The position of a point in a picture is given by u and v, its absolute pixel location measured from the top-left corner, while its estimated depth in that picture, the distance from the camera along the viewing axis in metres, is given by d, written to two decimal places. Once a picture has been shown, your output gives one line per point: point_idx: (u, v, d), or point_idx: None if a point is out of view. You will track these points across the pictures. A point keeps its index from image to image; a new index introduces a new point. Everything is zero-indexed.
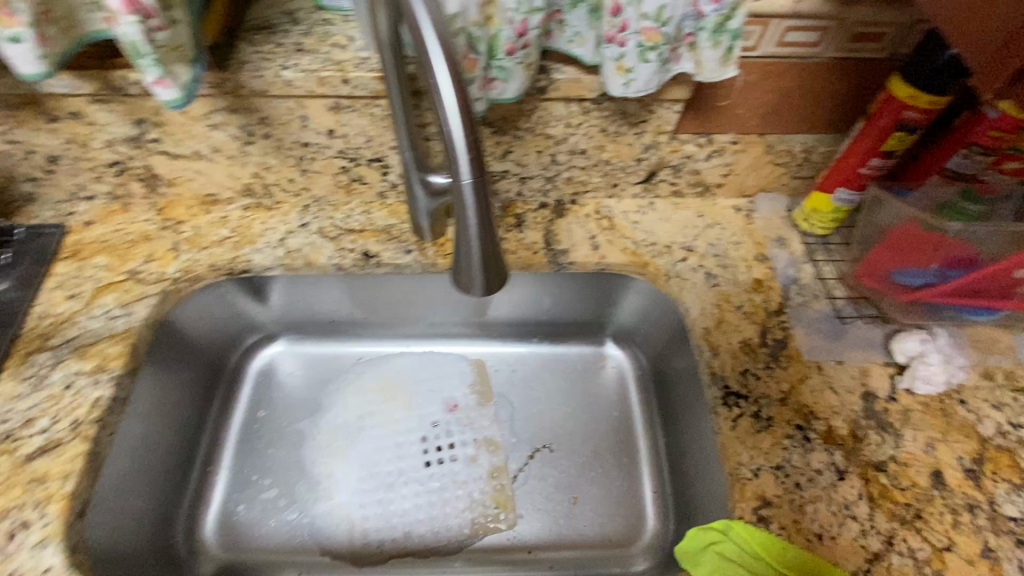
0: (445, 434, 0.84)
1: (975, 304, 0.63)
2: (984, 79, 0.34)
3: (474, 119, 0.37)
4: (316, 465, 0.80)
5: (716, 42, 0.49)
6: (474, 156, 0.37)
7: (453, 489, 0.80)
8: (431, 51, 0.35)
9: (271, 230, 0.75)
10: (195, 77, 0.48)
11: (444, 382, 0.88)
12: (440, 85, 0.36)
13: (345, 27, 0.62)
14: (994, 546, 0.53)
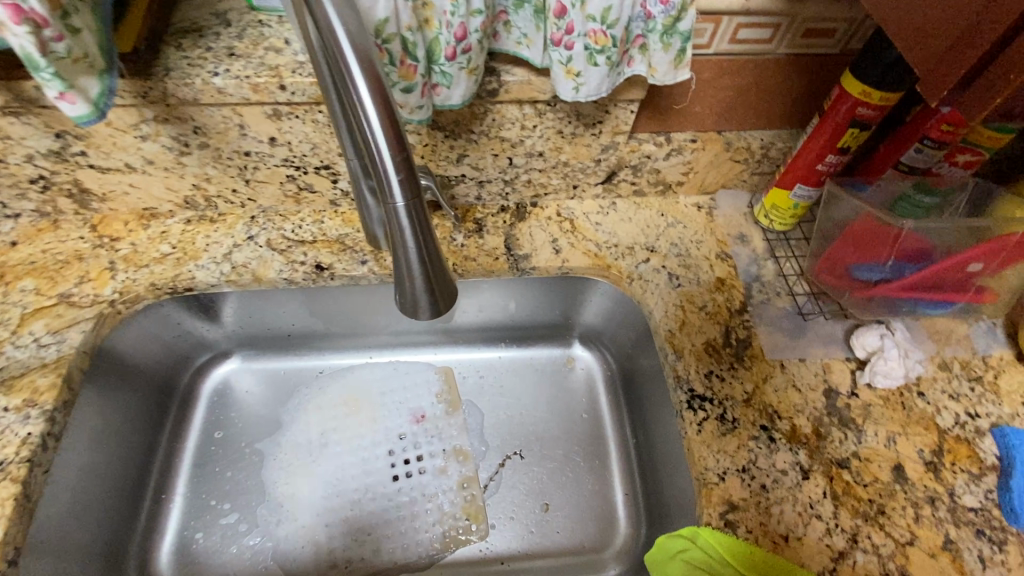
0: (412, 446, 0.81)
1: (932, 299, 0.62)
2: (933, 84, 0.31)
3: (404, 137, 0.35)
4: (277, 486, 0.77)
5: (666, 44, 0.48)
6: (406, 178, 0.36)
7: (421, 502, 0.78)
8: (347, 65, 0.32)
9: (216, 244, 0.71)
10: (108, 88, 0.46)
11: (410, 392, 0.85)
12: (361, 103, 0.33)
13: (281, 30, 0.58)
14: (954, 537, 0.54)
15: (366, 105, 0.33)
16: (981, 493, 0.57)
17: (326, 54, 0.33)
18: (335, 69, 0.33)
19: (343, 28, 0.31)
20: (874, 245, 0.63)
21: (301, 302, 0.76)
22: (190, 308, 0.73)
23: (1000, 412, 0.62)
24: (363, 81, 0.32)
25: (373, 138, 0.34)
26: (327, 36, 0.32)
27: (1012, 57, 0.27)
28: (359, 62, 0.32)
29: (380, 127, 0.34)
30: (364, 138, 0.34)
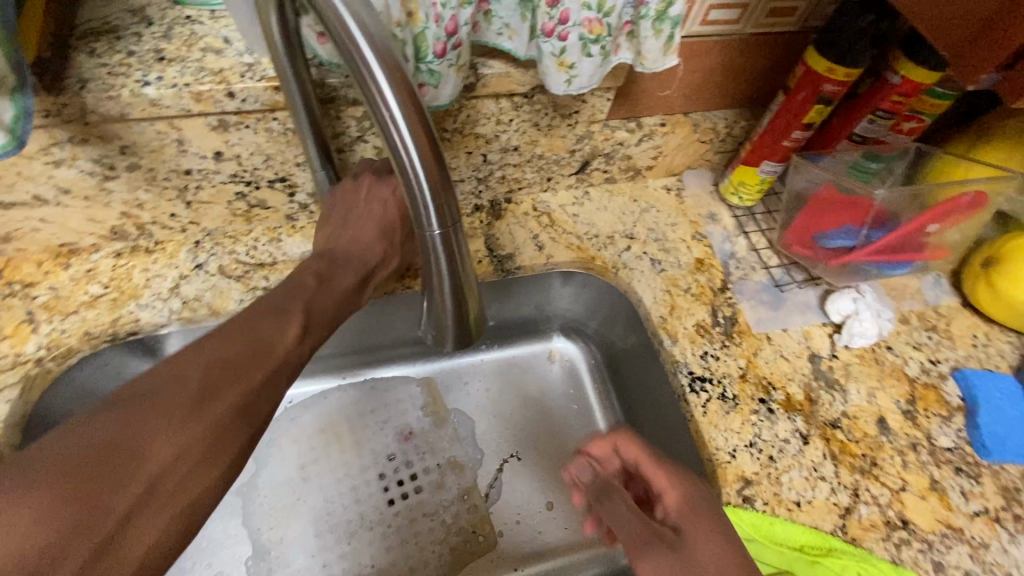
0: (405, 464, 0.76)
1: (895, 260, 0.67)
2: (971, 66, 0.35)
3: (439, 155, 0.35)
4: (264, 532, 0.70)
5: (657, 31, 0.46)
6: (442, 197, 0.35)
7: (425, 521, 0.74)
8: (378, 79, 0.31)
9: (158, 278, 0.62)
10: (24, 107, 0.43)
11: (394, 409, 0.79)
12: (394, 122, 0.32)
13: (215, 26, 0.51)
14: (938, 477, 0.60)
15: (398, 122, 0.33)
16: (953, 433, 0.63)
17: (350, 68, 0.32)
18: (362, 84, 0.32)
19: (367, 40, 0.31)
20: (834, 213, 0.67)
21: None
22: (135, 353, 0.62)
23: (956, 355, 0.68)
24: (394, 96, 0.32)
25: (408, 156, 0.34)
26: (351, 50, 0.31)
27: None
28: (388, 76, 0.32)
29: (415, 145, 0.33)
30: (395, 156, 0.34)
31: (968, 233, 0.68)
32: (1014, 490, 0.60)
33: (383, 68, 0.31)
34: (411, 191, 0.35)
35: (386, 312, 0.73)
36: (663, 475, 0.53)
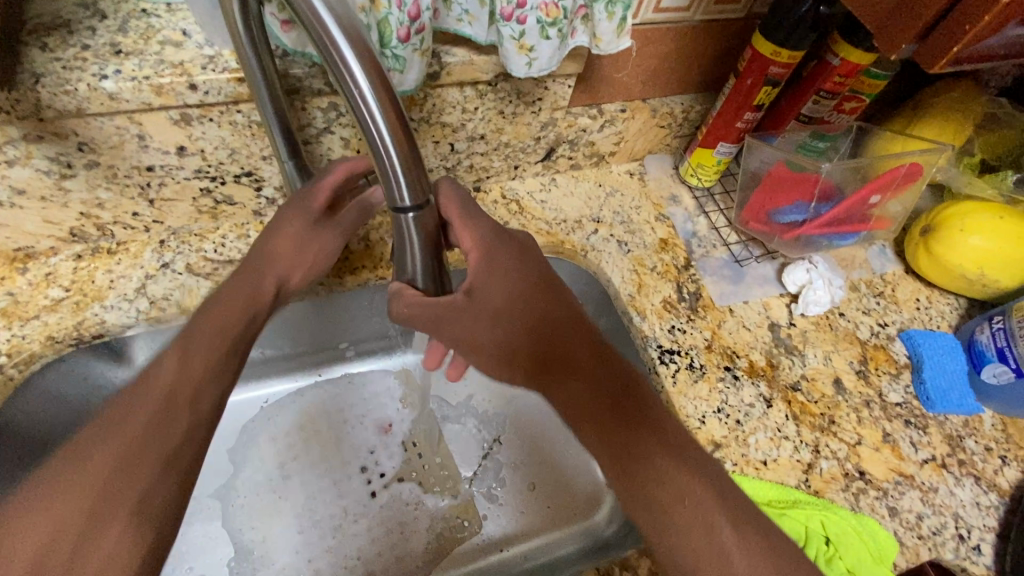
0: (386, 455, 0.76)
1: (842, 231, 0.71)
2: (890, 39, 0.38)
3: (408, 132, 0.37)
4: (247, 531, 0.69)
5: (610, 14, 0.49)
6: (413, 175, 0.38)
7: (409, 510, 0.74)
8: (348, 59, 0.32)
9: (123, 279, 0.61)
10: None
11: (372, 403, 0.78)
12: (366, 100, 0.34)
13: (173, 19, 0.51)
14: (890, 430, 0.65)
15: (369, 102, 0.34)
16: (902, 389, 0.68)
17: (318, 49, 0.33)
18: (331, 64, 0.33)
19: (336, 21, 0.32)
20: (786, 190, 0.70)
21: None
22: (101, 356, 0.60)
23: (901, 318, 0.73)
24: (364, 77, 0.33)
25: (379, 137, 0.36)
26: (320, 31, 0.32)
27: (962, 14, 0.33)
28: (357, 55, 0.33)
29: (386, 125, 0.35)
30: (367, 134, 0.36)
31: (908, 205, 0.72)
32: (957, 437, 0.66)
33: (351, 47, 0.32)
34: (383, 169, 0.38)
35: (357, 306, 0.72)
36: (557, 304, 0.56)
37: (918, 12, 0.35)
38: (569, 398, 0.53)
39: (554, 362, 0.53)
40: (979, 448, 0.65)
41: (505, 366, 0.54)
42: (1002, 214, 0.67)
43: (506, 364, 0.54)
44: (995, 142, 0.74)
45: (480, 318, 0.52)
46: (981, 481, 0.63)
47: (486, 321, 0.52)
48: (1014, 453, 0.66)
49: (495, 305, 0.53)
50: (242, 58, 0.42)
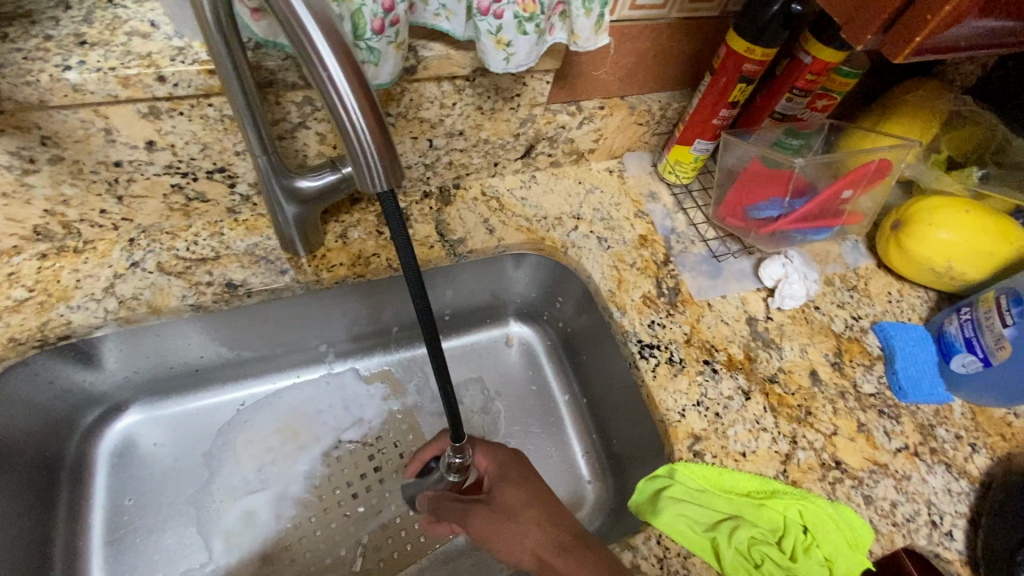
0: (369, 455, 0.74)
1: (817, 225, 0.72)
2: (858, 30, 0.38)
3: (380, 117, 0.36)
4: (222, 536, 0.67)
5: (587, 10, 0.49)
6: (387, 161, 0.38)
7: (392, 510, 0.72)
8: (315, 37, 0.33)
9: (90, 279, 0.59)
10: None
11: (354, 406, 0.77)
12: (336, 81, 0.34)
13: (141, 10, 0.50)
14: (865, 420, 0.66)
15: (338, 84, 0.34)
16: (876, 380, 0.69)
17: (288, 34, 0.33)
18: (300, 48, 0.33)
19: (304, 4, 0.32)
20: (761, 186, 0.71)
21: (208, 329, 0.64)
22: (69, 360, 0.59)
23: (874, 311, 0.75)
24: (334, 62, 0.33)
25: (350, 120, 0.35)
26: (288, 15, 0.33)
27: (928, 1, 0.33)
28: (325, 36, 0.33)
29: (356, 107, 0.35)
30: (337, 119, 0.36)
31: (879, 200, 0.74)
32: (928, 426, 0.67)
33: (319, 27, 0.33)
34: (356, 156, 0.37)
35: (337, 307, 0.70)
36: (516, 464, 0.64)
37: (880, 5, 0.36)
38: (559, 547, 0.56)
39: (569, 544, 0.56)
40: (949, 436, 0.67)
41: (516, 539, 0.58)
42: (967, 210, 0.68)
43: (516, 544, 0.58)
44: (961, 140, 0.77)
45: (497, 513, 0.60)
46: (952, 468, 0.65)
47: (509, 524, 0.59)
48: (984, 440, 0.67)
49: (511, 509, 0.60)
50: (213, 52, 0.42)
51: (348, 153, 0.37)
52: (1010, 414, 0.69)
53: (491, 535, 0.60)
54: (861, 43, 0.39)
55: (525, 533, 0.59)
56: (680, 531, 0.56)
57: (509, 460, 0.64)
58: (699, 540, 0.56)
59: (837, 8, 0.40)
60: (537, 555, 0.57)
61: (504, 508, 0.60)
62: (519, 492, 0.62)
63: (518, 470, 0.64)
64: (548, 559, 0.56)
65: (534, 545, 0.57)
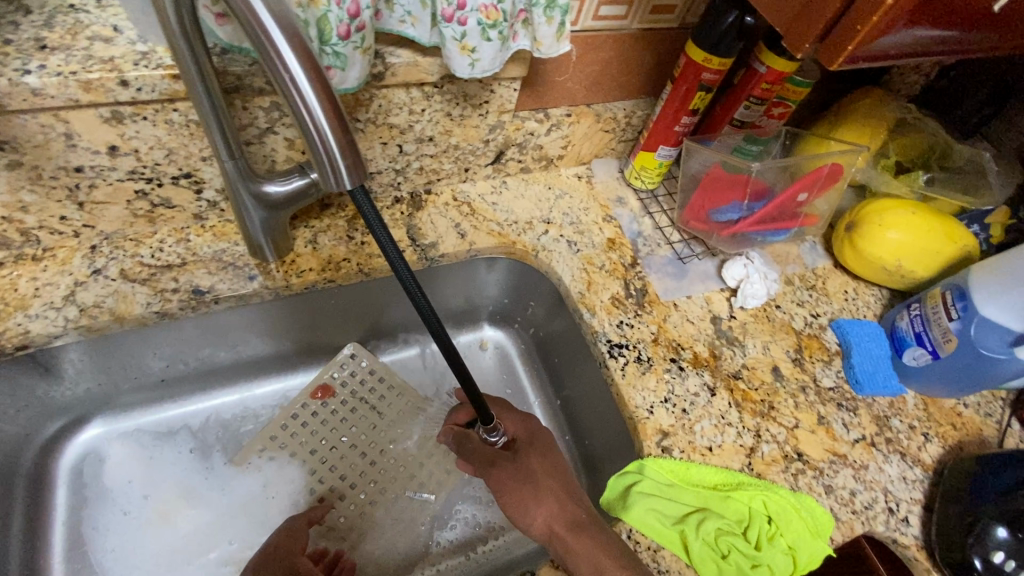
0: (351, 455, 0.73)
1: (776, 227, 0.75)
2: (798, 38, 0.41)
3: (341, 117, 0.37)
4: (196, 546, 0.66)
5: (549, 18, 0.50)
6: (351, 160, 0.38)
7: (366, 518, 0.71)
8: (275, 35, 0.33)
9: (49, 287, 0.57)
10: None
11: (332, 406, 0.74)
12: (299, 81, 0.34)
13: (104, 15, 0.50)
14: (824, 413, 0.69)
15: (300, 83, 0.35)
16: (834, 374, 0.72)
17: (250, 38, 0.34)
18: (262, 51, 0.34)
19: (265, 6, 0.33)
20: (722, 191, 0.74)
21: (173, 337, 0.64)
22: (29, 370, 0.58)
23: (832, 309, 0.78)
24: (295, 61, 0.34)
25: (314, 120, 0.36)
26: (249, 18, 0.33)
27: (861, 8, 0.36)
28: (286, 38, 0.34)
29: (319, 108, 0.36)
30: (299, 120, 0.36)
31: (832, 203, 0.77)
32: (884, 417, 0.70)
33: (279, 27, 0.33)
34: (320, 156, 0.38)
35: (313, 308, 0.69)
36: (538, 438, 0.65)
37: (818, 16, 0.38)
38: (573, 523, 0.57)
39: (584, 520, 0.57)
40: (904, 426, 0.70)
41: (530, 504, 0.59)
42: (911, 209, 0.72)
43: (532, 505, 0.59)
44: (907, 145, 0.81)
45: (523, 476, 0.61)
46: (907, 457, 0.68)
47: (528, 487, 0.60)
48: (936, 430, 0.71)
49: (535, 473, 0.61)
50: (178, 58, 0.42)
51: (313, 152, 0.38)
52: (959, 404, 0.73)
53: (510, 497, 0.60)
54: (803, 51, 0.41)
55: (545, 498, 0.59)
56: (649, 525, 0.57)
57: (537, 430, 0.66)
58: (668, 533, 0.57)
59: (778, 16, 0.42)
60: (550, 525, 0.58)
61: (529, 473, 0.61)
62: (542, 462, 0.63)
63: (543, 439, 0.66)
64: (560, 531, 0.56)
65: (548, 515, 0.58)
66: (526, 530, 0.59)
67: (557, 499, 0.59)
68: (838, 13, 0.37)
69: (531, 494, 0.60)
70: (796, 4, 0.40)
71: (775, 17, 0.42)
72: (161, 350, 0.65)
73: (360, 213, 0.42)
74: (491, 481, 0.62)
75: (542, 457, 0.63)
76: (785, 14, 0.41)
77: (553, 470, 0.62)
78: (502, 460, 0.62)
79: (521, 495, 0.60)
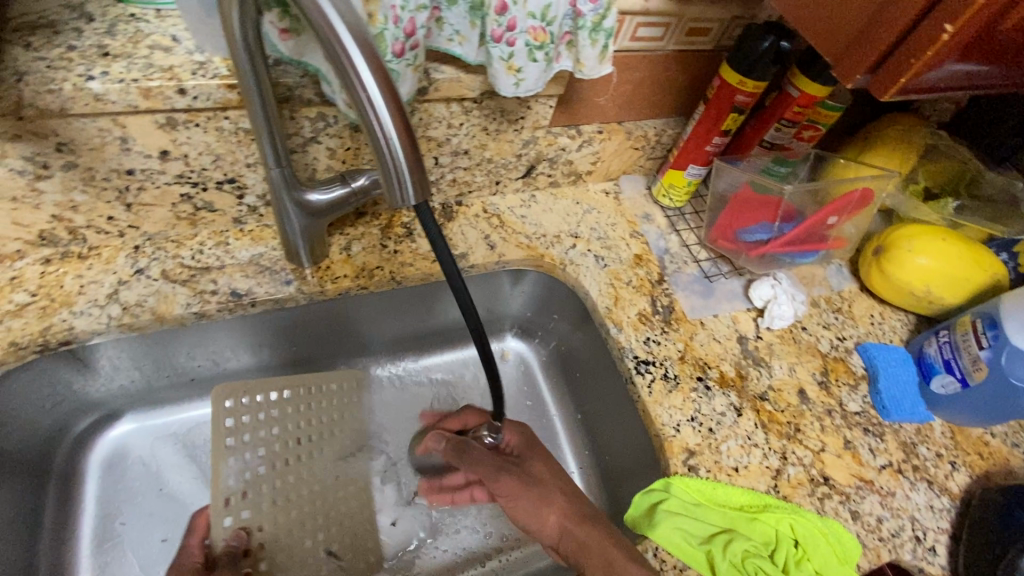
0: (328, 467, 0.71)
1: (803, 249, 0.75)
2: (848, 67, 0.41)
3: (412, 134, 0.38)
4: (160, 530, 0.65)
5: (594, 41, 0.52)
6: (416, 176, 0.39)
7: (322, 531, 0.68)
8: (352, 51, 0.34)
9: (93, 285, 0.59)
10: None
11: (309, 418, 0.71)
12: (375, 99, 0.35)
13: (163, 25, 0.52)
14: (850, 437, 0.68)
15: (375, 101, 0.35)
16: (860, 399, 0.72)
17: (328, 55, 0.34)
18: (340, 69, 0.35)
19: (345, 25, 0.33)
20: (751, 211, 0.74)
21: (206, 337, 0.64)
22: (70, 364, 0.59)
23: (858, 333, 0.78)
24: (372, 79, 0.35)
25: (385, 137, 0.37)
26: (329, 35, 0.34)
27: (918, 38, 0.36)
28: (363, 56, 0.34)
29: (392, 125, 0.36)
30: (371, 136, 0.37)
31: (861, 226, 0.77)
32: (911, 444, 0.70)
33: (359, 47, 0.34)
34: (388, 171, 0.38)
35: (325, 315, 0.69)
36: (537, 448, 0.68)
37: (870, 46, 0.39)
38: (582, 517, 0.59)
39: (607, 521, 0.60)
40: (931, 454, 0.70)
41: (542, 508, 0.61)
42: (942, 237, 0.72)
43: (540, 510, 0.61)
44: (936, 172, 0.82)
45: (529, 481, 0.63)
46: (934, 485, 0.67)
47: (535, 489, 0.62)
48: (963, 459, 0.70)
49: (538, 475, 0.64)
50: (240, 71, 0.43)
51: (384, 170, 0.39)
52: (986, 433, 0.72)
53: (517, 504, 0.62)
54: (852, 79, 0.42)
55: (554, 499, 0.61)
56: (675, 543, 0.57)
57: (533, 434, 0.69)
58: (694, 552, 0.57)
59: (828, 46, 0.43)
60: (561, 523, 0.60)
61: (534, 476, 0.64)
62: (544, 463, 0.66)
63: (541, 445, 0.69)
64: (573, 527, 0.59)
65: (559, 514, 0.60)
66: (539, 533, 0.61)
67: (565, 498, 0.61)
68: (892, 44, 0.38)
69: (536, 497, 0.62)
70: (848, 33, 0.41)
71: (824, 46, 0.43)
72: (193, 348, 0.65)
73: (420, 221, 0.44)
74: (497, 486, 0.63)
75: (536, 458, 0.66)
76: (835, 44, 0.42)
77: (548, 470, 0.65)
78: (507, 465, 0.65)
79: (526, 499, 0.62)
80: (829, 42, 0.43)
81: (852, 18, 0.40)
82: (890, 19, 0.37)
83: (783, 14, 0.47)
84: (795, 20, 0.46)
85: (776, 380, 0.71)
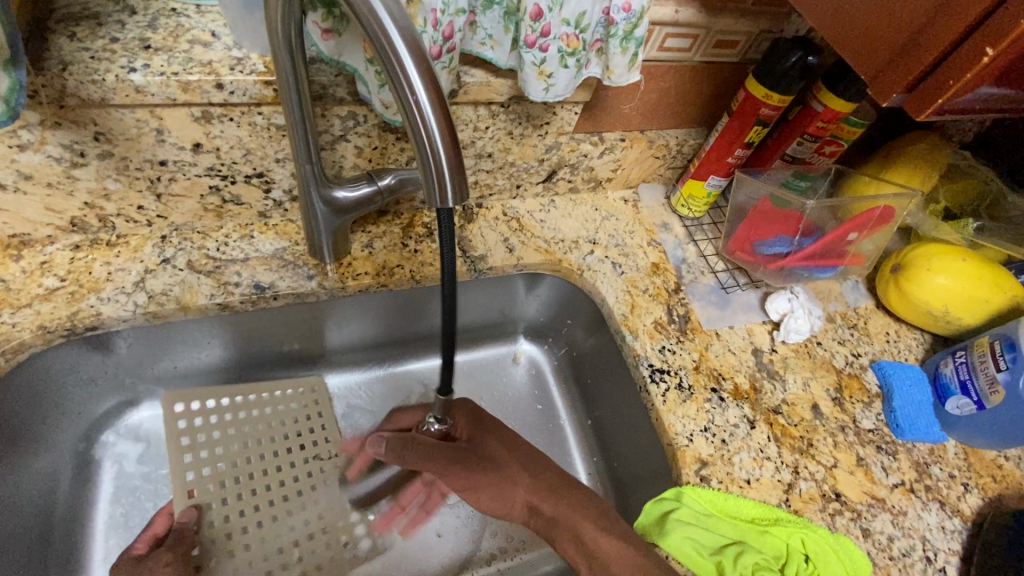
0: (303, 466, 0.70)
1: (822, 264, 0.75)
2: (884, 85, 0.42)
3: (455, 138, 0.38)
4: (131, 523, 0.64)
5: (624, 49, 0.52)
6: (457, 180, 0.39)
7: (307, 521, 0.68)
8: (402, 52, 0.34)
9: (121, 272, 0.60)
10: (17, 83, 0.40)
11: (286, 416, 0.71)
12: (423, 102, 0.36)
13: (203, 21, 0.53)
14: (863, 455, 0.68)
15: (421, 102, 0.36)
16: (874, 417, 0.72)
17: (378, 55, 0.35)
18: (390, 70, 0.35)
19: (396, 27, 0.34)
20: (770, 224, 0.74)
21: (223, 328, 0.65)
22: (91, 349, 0.60)
23: (873, 350, 0.78)
24: (419, 81, 0.35)
25: (430, 139, 0.37)
26: (381, 37, 0.34)
27: (962, 57, 0.37)
28: (413, 58, 0.35)
29: (437, 128, 0.37)
30: (416, 138, 0.38)
31: (881, 243, 0.77)
32: (923, 464, 0.69)
33: (409, 49, 0.34)
34: (429, 173, 0.39)
35: (299, 325, 0.69)
36: (487, 434, 0.68)
37: (910, 64, 0.40)
38: (548, 490, 0.64)
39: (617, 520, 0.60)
40: (944, 474, 0.69)
41: (508, 492, 0.65)
42: (962, 256, 0.72)
43: (506, 496, 0.65)
44: (958, 192, 0.81)
45: (483, 464, 0.66)
46: (946, 506, 0.67)
47: (494, 472, 0.66)
48: (976, 481, 0.69)
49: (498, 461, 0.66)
50: (280, 70, 0.44)
51: (424, 173, 0.39)
52: (999, 456, 0.72)
53: (480, 493, 0.66)
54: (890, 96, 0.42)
55: (519, 481, 0.65)
56: (685, 551, 0.58)
57: (481, 410, 0.70)
58: (703, 562, 0.58)
59: (863, 64, 0.43)
60: (528, 500, 0.64)
61: (487, 456, 0.67)
62: (497, 439, 0.68)
63: (489, 418, 0.70)
64: (540, 502, 0.64)
65: (525, 493, 0.65)
66: (509, 512, 0.66)
67: (528, 474, 0.65)
68: (935, 61, 0.38)
69: (498, 480, 0.65)
70: (888, 50, 0.41)
71: (859, 63, 0.43)
72: (211, 339, 0.66)
73: (446, 230, 0.44)
74: (454, 477, 0.66)
75: (485, 440, 0.68)
76: (871, 62, 0.43)
77: (500, 446, 0.68)
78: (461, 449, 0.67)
79: (490, 484, 0.65)
80: (865, 59, 0.43)
81: (892, 35, 0.40)
82: (934, 35, 0.38)
83: (816, 30, 0.47)
84: (829, 35, 0.46)
85: (790, 394, 0.71)
